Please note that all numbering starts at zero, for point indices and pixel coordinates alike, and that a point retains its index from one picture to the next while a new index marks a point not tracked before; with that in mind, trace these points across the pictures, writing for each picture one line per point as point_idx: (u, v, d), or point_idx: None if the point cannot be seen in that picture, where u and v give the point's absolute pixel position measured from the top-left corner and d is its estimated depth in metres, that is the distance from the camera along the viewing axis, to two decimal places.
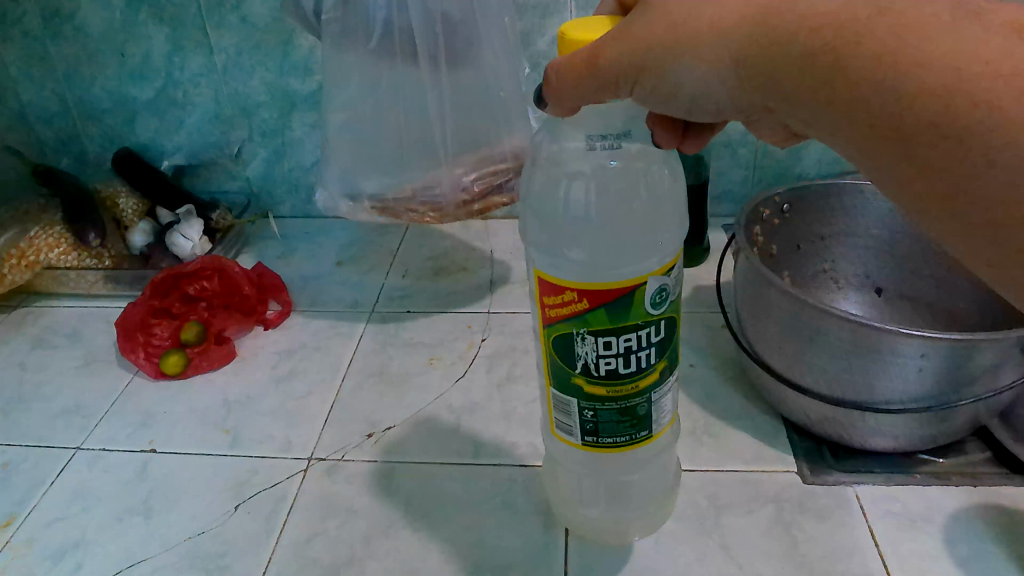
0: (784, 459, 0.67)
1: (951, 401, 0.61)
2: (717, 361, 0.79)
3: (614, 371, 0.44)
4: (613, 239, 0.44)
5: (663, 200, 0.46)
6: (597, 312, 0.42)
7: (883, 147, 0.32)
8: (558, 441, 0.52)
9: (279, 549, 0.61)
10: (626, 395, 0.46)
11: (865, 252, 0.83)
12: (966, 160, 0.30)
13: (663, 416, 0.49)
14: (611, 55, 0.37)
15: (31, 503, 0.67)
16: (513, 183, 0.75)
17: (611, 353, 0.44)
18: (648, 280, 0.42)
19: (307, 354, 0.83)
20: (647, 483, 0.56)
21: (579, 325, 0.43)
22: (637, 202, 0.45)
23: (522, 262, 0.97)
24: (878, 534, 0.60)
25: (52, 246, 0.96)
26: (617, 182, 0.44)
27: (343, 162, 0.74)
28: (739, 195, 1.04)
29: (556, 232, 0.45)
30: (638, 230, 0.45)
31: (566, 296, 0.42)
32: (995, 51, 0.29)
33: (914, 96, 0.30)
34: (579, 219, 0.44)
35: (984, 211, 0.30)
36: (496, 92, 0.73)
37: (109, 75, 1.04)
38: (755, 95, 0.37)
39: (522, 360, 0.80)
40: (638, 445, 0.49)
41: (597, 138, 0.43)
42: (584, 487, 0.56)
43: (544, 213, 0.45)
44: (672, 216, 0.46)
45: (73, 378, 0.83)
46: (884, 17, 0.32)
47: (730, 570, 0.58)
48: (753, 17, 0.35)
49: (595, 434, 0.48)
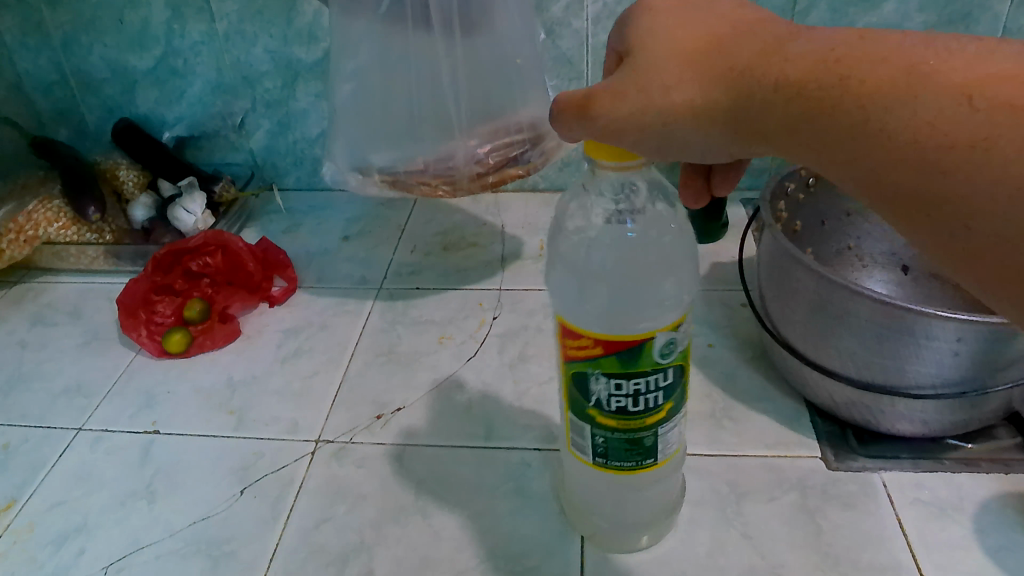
0: (808, 444, 0.65)
1: (986, 385, 0.58)
2: (736, 341, 0.77)
3: (623, 409, 0.45)
4: (632, 292, 0.44)
5: (677, 262, 0.46)
6: (609, 358, 0.42)
7: (875, 203, 0.30)
8: (574, 458, 0.52)
9: (287, 534, 0.59)
10: (634, 429, 0.46)
11: (891, 228, 0.79)
12: (945, 220, 0.27)
13: (671, 445, 0.49)
14: (605, 111, 0.36)
15: (32, 487, 0.66)
16: (529, 155, 0.72)
17: (622, 393, 0.44)
18: (657, 334, 0.41)
19: (314, 333, 0.81)
20: (653, 495, 0.55)
21: (593, 366, 0.43)
22: (652, 263, 0.45)
23: (534, 237, 0.95)
24: (906, 522, 0.58)
25: (51, 220, 0.94)
26: (635, 249, 0.44)
27: (352, 135, 0.71)
28: (758, 167, 1.01)
29: (579, 284, 0.45)
30: (653, 284, 0.45)
31: (582, 341, 0.42)
32: (953, 112, 0.27)
33: (889, 159, 0.29)
34: (597, 274, 0.45)
35: (965, 265, 0.28)
36: (512, 62, 0.70)
37: (107, 44, 1.01)
38: (751, 148, 0.35)
39: (535, 339, 0.77)
40: (644, 471, 0.48)
41: (614, 211, 0.44)
42: (592, 494, 0.55)
43: (566, 262, 0.46)
44: (686, 272, 0.46)
45: (74, 357, 0.81)
46: (849, 75, 0.30)
47: (752, 559, 0.56)
48: (730, 78, 0.33)
49: (604, 457, 0.47)
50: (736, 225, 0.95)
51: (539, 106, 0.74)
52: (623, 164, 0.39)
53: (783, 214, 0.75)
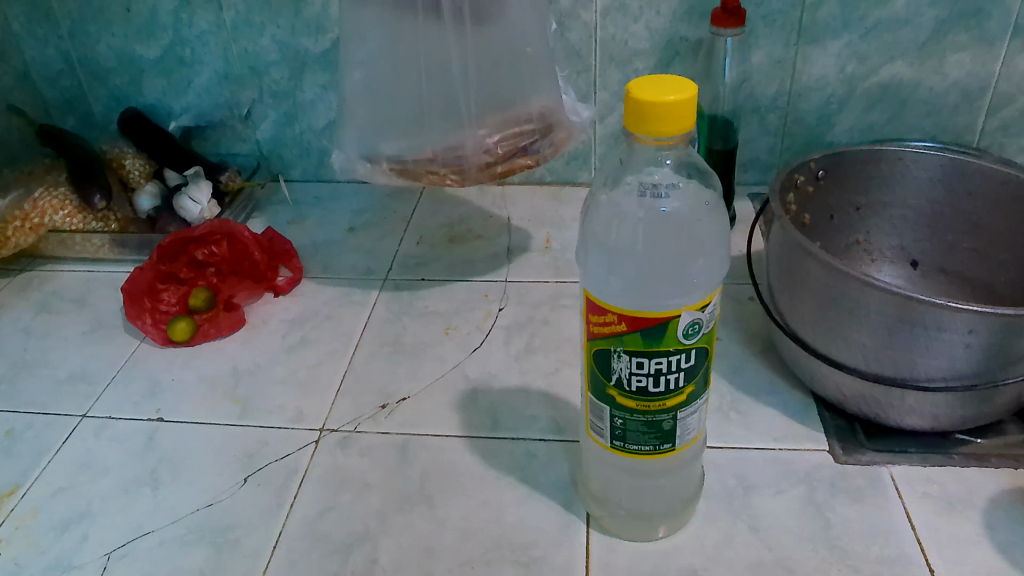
0: (815, 437, 0.65)
1: (997, 378, 0.57)
2: (745, 335, 0.76)
3: (643, 388, 0.46)
4: (661, 270, 0.44)
5: (708, 244, 0.45)
6: (634, 335, 0.43)
7: None
8: (591, 442, 0.53)
9: (290, 523, 0.59)
10: (653, 410, 0.47)
11: (901, 223, 0.79)
12: None
13: (689, 432, 0.49)
14: None
15: (36, 473, 0.65)
16: (537, 145, 0.73)
17: (642, 372, 0.45)
18: (682, 313, 0.42)
19: (319, 322, 0.81)
20: (668, 488, 0.55)
21: (616, 343, 0.44)
22: (683, 243, 0.44)
23: (541, 230, 0.94)
24: (914, 516, 0.58)
25: (56, 209, 0.94)
26: (667, 225, 0.44)
27: (360, 123, 0.70)
28: (766, 162, 1.01)
29: (609, 260, 0.45)
30: (682, 263, 0.44)
31: (607, 317, 0.44)
32: None
33: None
34: (627, 252, 0.44)
35: None
36: (521, 51, 0.69)
37: (115, 33, 1.01)
38: None
39: (541, 331, 0.77)
40: (662, 457, 0.49)
41: (649, 185, 0.44)
42: (608, 482, 0.55)
43: (596, 240, 0.45)
44: (716, 254, 0.46)
45: (79, 344, 0.81)
46: None
47: (759, 552, 0.55)
48: None
49: (622, 439, 0.49)
50: (744, 219, 0.95)
51: (549, 97, 0.74)
52: (663, 140, 0.41)
53: (792, 206, 0.74)
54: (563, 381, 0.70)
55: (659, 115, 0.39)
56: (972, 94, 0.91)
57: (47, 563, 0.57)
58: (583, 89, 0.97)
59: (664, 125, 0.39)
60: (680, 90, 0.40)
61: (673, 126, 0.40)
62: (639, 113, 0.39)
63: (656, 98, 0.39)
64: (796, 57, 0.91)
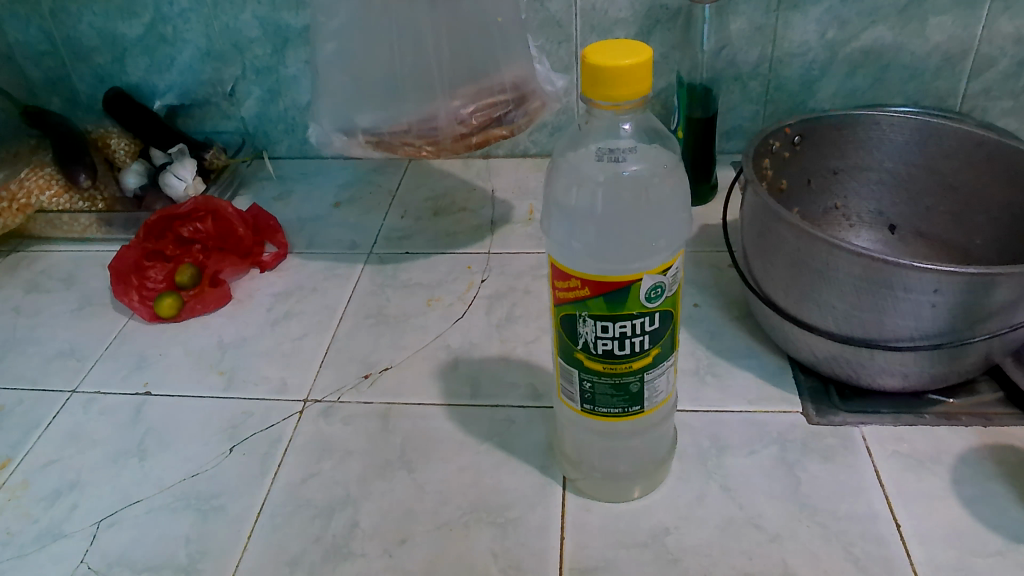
0: (790, 400, 0.66)
1: (964, 337, 0.58)
2: (723, 301, 0.77)
3: (610, 352, 0.46)
4: (621, 234, 0.45)
5: (668, 207, 0.46)
6: (597, 300, 0.44)
7: None
8: (563, 405, 0.54)
9: (274, 489, 0.60)
10: (620, 373, 0.48)
11: (879, 187, 0.79)
12: None
13: (658, 394, 0.50)
14: None
15: (27, 445, 0.67)
16: (513, 116, 0.72)
17: (608, 336, 0.46)
18: (644, 277, 0.43)
19: (304, 296, 0.82)
20: (640, 449, 0.56)
21: (581, 308, 0.45)
22: (643, 206, 0.45)
23: (524, 202, 0.95)
24: (884, 473, 0.59)
25: (42, 188, 0.95)
26: (627, 188, 0.45)
27: (336, 97, 0.71)
28: (749, 131, 1.01)
29: (572, 226, 0.46)
30: (642, 227, 0.45)
31: (572, 283, 0.45)
32: None
33: None
34: (587, 216, 0.45)
35: None
36: (493, 20, 0.70)
37: (96, 11, 1.00)
38: None
39: (522, 300, 0.78)
40: (631, 419, 0.50)
41: (606, 150, 0.45)
42: (581, 445, 0.56)
43: (558, 206, 0.46)
44: (676, 217, 0.46)
45: (67, 322, 0.82)
46: None
47: (730, 510, 0.57)
48: None
49: (592, 403, 0.50)
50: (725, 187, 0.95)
51: (524, 67, 0.74)
52: (618, 105, 0.41)
53: (768, 172, 0.74)
54: (542, 349, 0.72)
55: (614, 78, 0.40)
56: (953, 58, 0.91)
57: (38, 532, 0.59)
58: (564, 60, 0.96)
59: (619, 88, 0.40)
60: (635, 54, 0.40)
61: (628, 89, 0.40)
62: (595, 77, 0.40)
63: (611, 62, 0.39)
64: (776, 23, 0.91)
